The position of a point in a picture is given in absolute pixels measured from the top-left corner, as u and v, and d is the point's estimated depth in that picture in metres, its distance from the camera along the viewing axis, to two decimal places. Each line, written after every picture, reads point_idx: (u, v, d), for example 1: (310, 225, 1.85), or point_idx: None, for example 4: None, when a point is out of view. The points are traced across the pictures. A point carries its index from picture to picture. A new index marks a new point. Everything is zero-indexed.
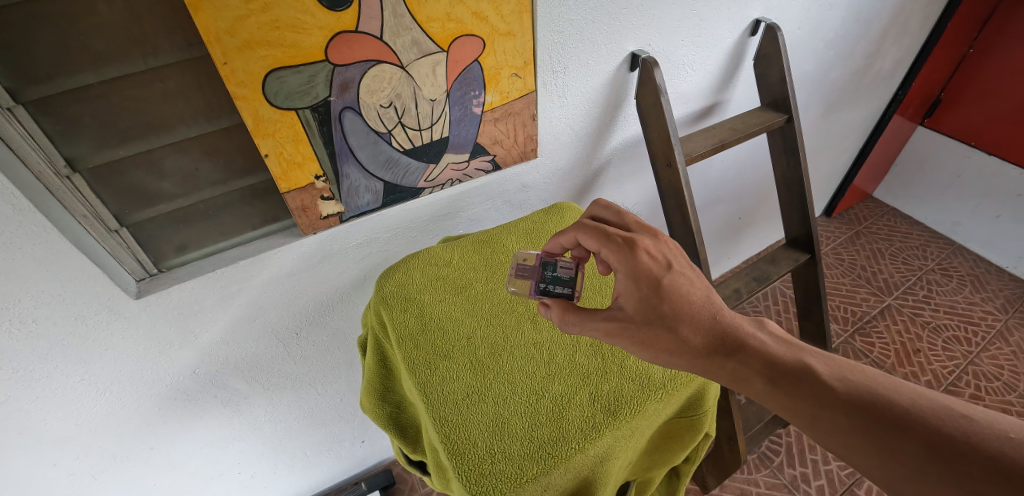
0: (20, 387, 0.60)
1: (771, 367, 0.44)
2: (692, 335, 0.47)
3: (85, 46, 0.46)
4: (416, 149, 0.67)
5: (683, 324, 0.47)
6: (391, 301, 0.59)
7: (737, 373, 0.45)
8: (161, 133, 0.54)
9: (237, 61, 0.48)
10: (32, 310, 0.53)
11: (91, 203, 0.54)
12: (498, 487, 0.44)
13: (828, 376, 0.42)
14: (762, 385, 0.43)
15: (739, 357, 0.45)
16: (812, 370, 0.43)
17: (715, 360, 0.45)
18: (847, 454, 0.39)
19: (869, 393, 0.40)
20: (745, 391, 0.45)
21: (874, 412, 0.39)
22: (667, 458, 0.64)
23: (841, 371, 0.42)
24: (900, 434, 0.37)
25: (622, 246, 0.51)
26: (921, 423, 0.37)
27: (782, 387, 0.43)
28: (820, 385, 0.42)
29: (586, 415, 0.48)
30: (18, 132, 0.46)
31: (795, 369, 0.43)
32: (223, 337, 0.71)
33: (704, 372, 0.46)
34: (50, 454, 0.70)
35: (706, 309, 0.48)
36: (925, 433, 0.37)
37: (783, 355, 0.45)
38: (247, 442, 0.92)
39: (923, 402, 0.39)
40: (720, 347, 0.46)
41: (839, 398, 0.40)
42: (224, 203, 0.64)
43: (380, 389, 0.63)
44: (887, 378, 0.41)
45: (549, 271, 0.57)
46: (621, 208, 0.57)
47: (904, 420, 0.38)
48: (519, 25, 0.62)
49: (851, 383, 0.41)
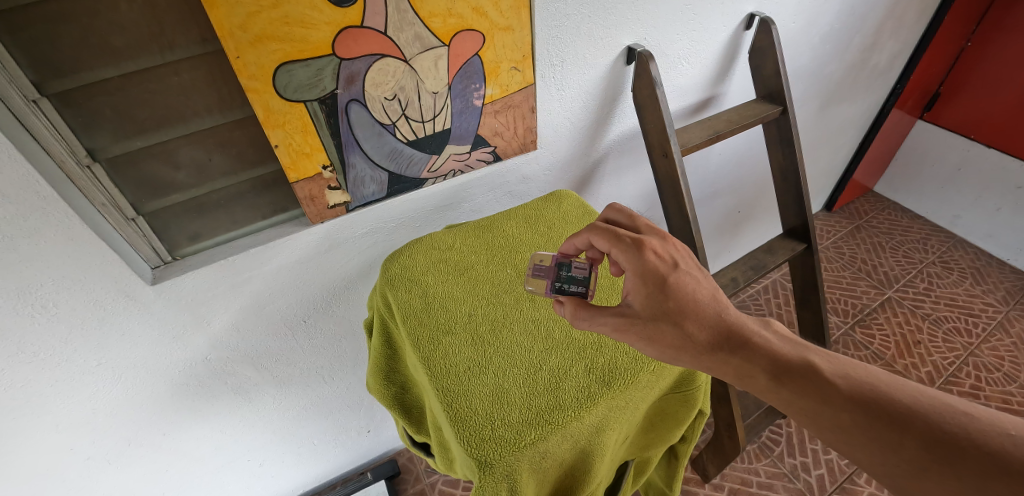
0: (41, 371, 0.62)
1: (775, 363, 0.46)
2: (697, 331, 0.48)
3: (105, 41, 0.49)
4: (420, 140, 0.69)
5: (687, 319, 0.49)
6: (396, 283, 0.61)
7: (741, 368, 0.47)
8: (177, 125, 0.57)
9: (249, 55, 0.51)
10: (52, 295, 0.56)
11: (109, 192, 0.57)
12: (498, 452, 0.45)
13: (830, 373, 0.44)
14: (765, 381, 0.45)
15: (744, 353, 0.47)
16: (815, 367, 0.45)
17: (719, 357, 0.47)
18: (848, 450, 0.41)
19: (871, 390, 0.42)
20: (748, 387, 0.47)
21: (876, 408, 0.41)
22: (663, 434, 0.66)
23: (844, 368, 0.44)
24: (901, 429, 0.39)
25: (631, 247, 0.53)
26: (923, 420, 0.39)
27: (785, 384, 0.45)
28: (824, 382, 0.43)
29: (582, 385, 0.50)
30: (43, 123, 0.49)
31: (798, 366, 0.45)
32: (233, 324, 0.74)
33: (708, 368, 0.48)
34: (67, 438, 0.73)
35: (712, 307, 0.50)
36: (927, 429, 0.38)
37: (787, 352, 0.47)
38: (257, 430, 0.95)
39: (925, 400, 0.40)
40: (723, 344, 0.48)
41: (842, 395, 0.42)
42: (235, 193, 0.67)
43: (386, 369, 0.66)
44: (890, 376, 0.43)
45: (565, 271, 0.59)
46: (633, 211, 0.59)
47: (906, 416, 0.40)
48: (518, 20, 0.64)
49: (854, 380, 0.43)
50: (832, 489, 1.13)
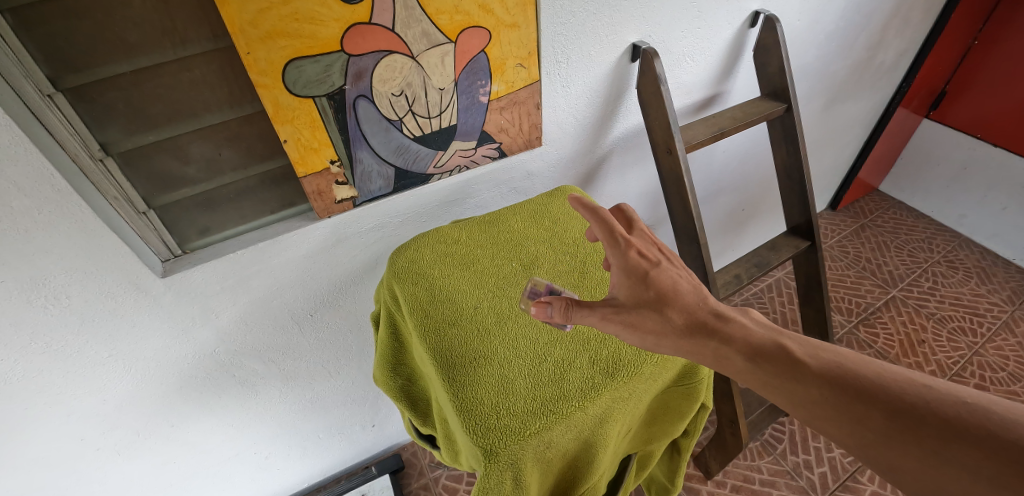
0: (55, 361, 0.64)
1: (752, 347, 0.46)
2: (676, 317, 0.49)
3: (119, 37, 0.50)
4: (426, 136, 0.70)
5: (668, 307, 0.50)
6: (401, 275, 0.62)
7: (719, 352, 0.47)
8: (188, 120, 0.58)
9: (259, 51, 0.51)
10: (66, 287, 0.57)
11: (121, 186, 0.58)
12: (502, 441, 0.46)
13: (802, 353, 0.45)
14: (743, 362, 0.46)
15: (721, 336, 0.48)
16: (788, 349, 0.46)
17: (698, 340, 0.48)
18: (820, 426, 0.42)
19: (839, 366, 0.43)
20: (726, 369, 0.47)
21: (843, 384, 0.42)
22: (666, 428, 0.67)
23: (814, 348, 0.45)
24: (867, 402, 0.40)
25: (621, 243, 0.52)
26: (887, 393, 0.40)
27: (761, 365, 0.45)
28: (795, 361, 0.45)
29: (586, 376, 0.51)
30: (57, 117, 0.50)
31: (773, 348, 0.46)
32: (242, 317, 0.75)
33: (689, 352, 0.48)
34: (78, 429, 0.74)
35: (694, 297, 0.51)
36: (890, 400, 0.40)
37: (762, 336, 0.47)
38: (264, 423, 0.96)
39: (887, 374, 0.42)
40: (702, 328, 0.49)
41: (812, 372, 0.43)
42: (245, 188, 0.68)
43: (391, 361, 0.67)
44: (855, 353, 0.44)
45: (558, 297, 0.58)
46: (631, 213, 0.59)
47: (870, 390, 0.41)
48: (524, 17, 0.65)
49: (824, 359, 0.44)
50: (835, 487, 1.13)
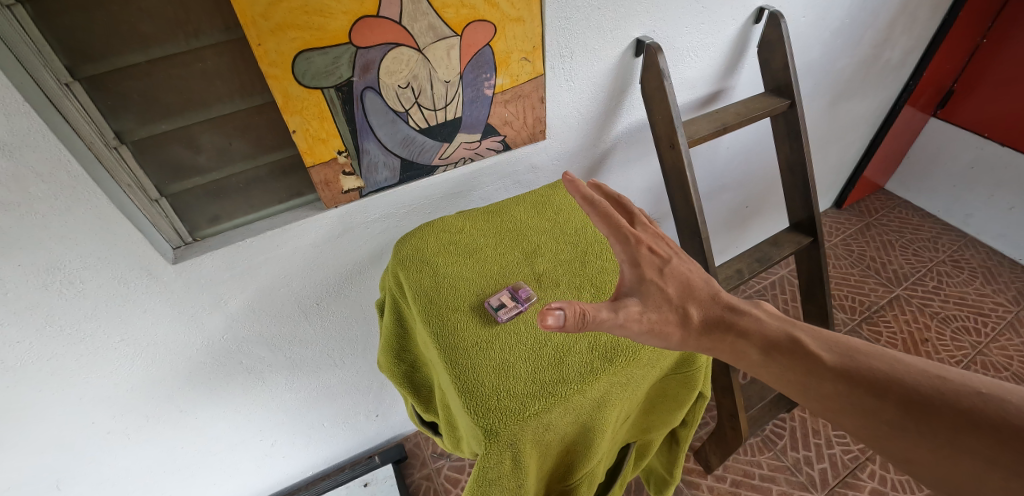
0: (67, 345, 0.66)
1: (767, 341, 0.50)
2: (694, 313, 0.52)
3: (134, 28, 0.51)
4: (432, 128, 0.71)
5: (690, 303, 0.52)
6: (407, 263, 0.64)
7: (735, 346, 0.51)
8: (200, 110, 0.60)
9: (270, 43, 0.53)
10: (80, 272, 0.59)
11: (135, 174, 0.60)
12: (502, 422, 0.48)
13: (815, 346, 0.49)
14: (758, 357, 0.50)
15: (737, 330, 0.51)
16: (802, 342, 0.49)
17: (715, 335, 0.51)
18: (835, 417, 0.46)
19: (853, 360, 0.47)
20: (743, 363, 0.51)
21: (857, 376, 0.46)
22: (666, 417, 0.68)
23: (829, 342, 0.49)
24: (881, 394, 0.44)
25: (630, 240, 0.52)
26: (900, 384, 0.44)
27: (775, 359, 0.49)
28: (810, 355, 0.48)
29: (584, 360, 0.52)
30: (73, 105, 0.52)
31: (787, 342, 0.50)
32: (250, 304, 0.76)
33: (708, 348, 0.51)
34: (90, 412, 0.76)
35: (706, 290, 0.54)
36: (904, 392, 0.43)
37: (776, 329, 0.51)
38: (270, 410, 0.98)
39: (900, 366, 0.45)
40: (718, 324, 0.52)
41: (827, 366, 0.47)
42: (254, 177, 0.70)
43: (396, 349, 0.68)
44: (870, 347, 0.48)
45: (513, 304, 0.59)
46: (629, 203, 0.58)
47: (884, 383, 0.44)
48: (529, 11, 0.66)
49: (839, 352, 0.48)
50: (835, 483, 1.13)
